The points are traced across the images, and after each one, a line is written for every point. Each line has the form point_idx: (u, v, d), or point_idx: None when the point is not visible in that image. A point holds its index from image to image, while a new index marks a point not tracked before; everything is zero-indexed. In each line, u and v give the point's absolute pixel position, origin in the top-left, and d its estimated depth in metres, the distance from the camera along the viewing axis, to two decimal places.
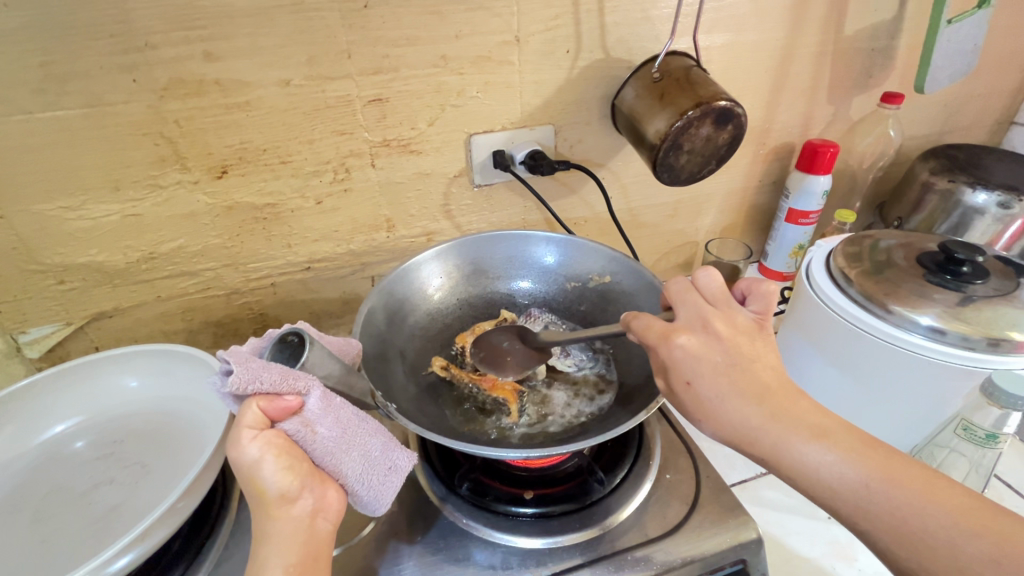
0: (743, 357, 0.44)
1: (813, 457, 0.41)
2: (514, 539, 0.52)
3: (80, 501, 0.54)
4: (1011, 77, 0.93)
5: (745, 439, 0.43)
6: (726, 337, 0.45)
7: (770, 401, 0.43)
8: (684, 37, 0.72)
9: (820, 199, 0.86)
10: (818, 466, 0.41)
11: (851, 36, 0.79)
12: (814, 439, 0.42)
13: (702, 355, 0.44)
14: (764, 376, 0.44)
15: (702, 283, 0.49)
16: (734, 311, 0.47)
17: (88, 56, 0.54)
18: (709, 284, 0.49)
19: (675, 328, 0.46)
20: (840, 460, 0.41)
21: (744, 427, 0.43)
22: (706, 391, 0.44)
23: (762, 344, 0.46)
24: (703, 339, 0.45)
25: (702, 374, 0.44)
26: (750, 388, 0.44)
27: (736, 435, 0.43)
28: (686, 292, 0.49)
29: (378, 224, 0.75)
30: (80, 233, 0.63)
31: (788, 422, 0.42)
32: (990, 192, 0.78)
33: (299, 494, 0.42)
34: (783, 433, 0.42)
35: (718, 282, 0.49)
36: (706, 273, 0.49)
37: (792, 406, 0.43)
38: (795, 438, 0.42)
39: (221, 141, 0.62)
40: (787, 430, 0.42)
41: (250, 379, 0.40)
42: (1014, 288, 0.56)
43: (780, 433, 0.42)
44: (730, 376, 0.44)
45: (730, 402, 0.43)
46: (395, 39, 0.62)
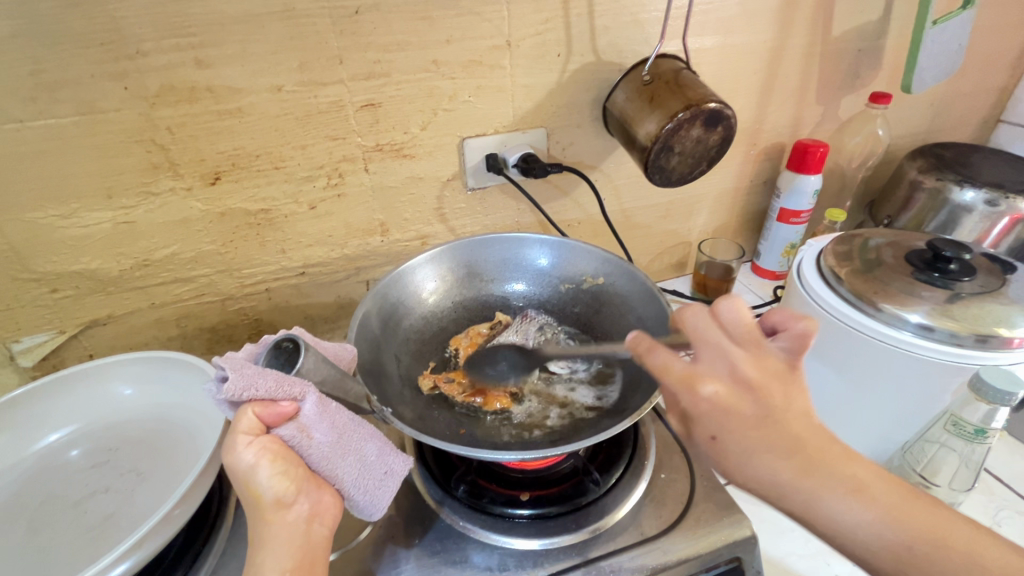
0: (773, 408, 0.39)
1: (847, 513, 0.39)
2: (511, 541, 0.53)
3: (75, 510, 0.54)
4: (996, 76, 0.94)
5: (773, 492, 0.39)
6: (755, 387, 0.39)
7: (803, 453, 0.39)
8: (673, 40, 0.73)
9: (810, 198, 0.87)
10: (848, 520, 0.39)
11: (838, 37, 0.80)
12: (851, 496, 0.39)
13: (731, 408, 0.39)
14: (797, 425, 0.39)
15: (726, 316, 0.43)
16: (764, 353, 0.41)
17: (79, 64, 0.54)
18: (734, 318, 0.42)
19: (699, 373, 0.40)
20: (871, 518, 0.39)
21: (775, 483, 0.39)
22: (736, 446, 0.39)
23: (796, 391, 0.40)
24: (731, 388, 0.39)
25: (729, 429, 0.39)
26: (782, 441, 0.39)
27: (765, 490, 0.39)
28: (709, 329, 0.42)
29: (372, 229, 0.75)
30: (72, 242, 0.63)
31: (822, 477, 0.39)
32: (977, 190, 0.79)
33: (294, 499, 0.42)
34: (816, 489, 0.39)
35: (744, 315, 0.43)
36: (729, 304, 0.43)
37: (825, 457, 0.40)
38: (827, 493, 0.39)
39: (213, 147, 0.62)
40: (819, 485, 0.39)
41: (245, 386, 0.40)
42: (1000, 284, 0.57)
43: (813, 491, 0.39)
44: (762, 430, 0.39)
45: (759, 457, 0.39)
46: (386, 45, 0.62)
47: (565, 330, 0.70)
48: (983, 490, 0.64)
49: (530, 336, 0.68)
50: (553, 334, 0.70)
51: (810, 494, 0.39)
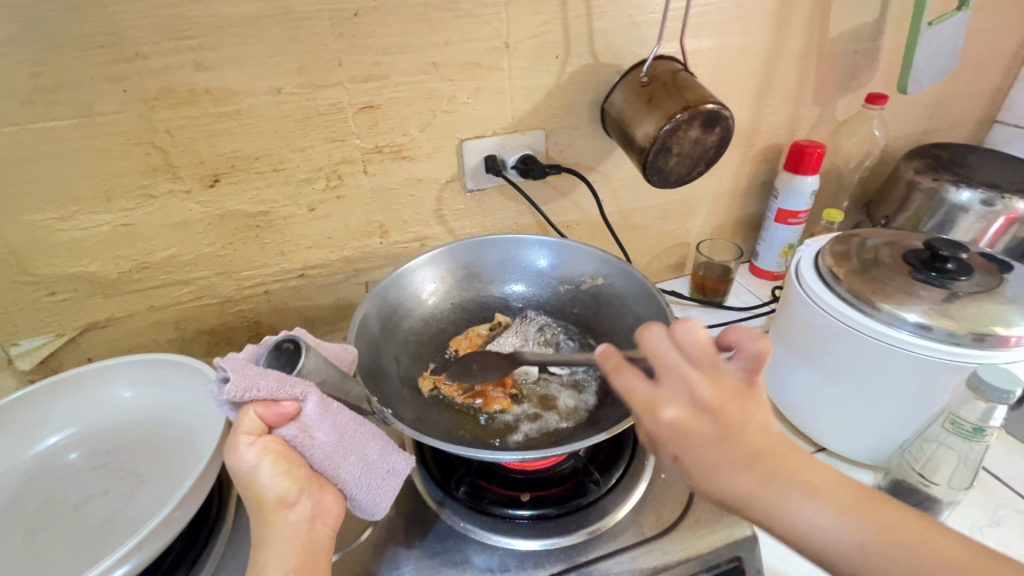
0: (733, 428, 0.39)
1: (811, 516, 0.38)
2: (512, 542, 0.53)
3: (74, 513, 0.53)
4: (992, 77, 0.94)
5: (734, 504, 0.40)
6: (715, 409, 0.39)
7: (763, 464, 0.39)
8: (671, 41, 0.73)
9: (808, 198, 0.87)
10: (811, 525, 0.38)
11: (835, 39, 0.80)
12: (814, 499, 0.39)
13: (689, 430, 0.39)
14: (756, 436, 0.39)
15: (682, 339, 0.40)
16: (721, 374, 0.40)
17: (78, 67, 0.54)
18: (692, 341, 0.40)
19: (660, 400, 0.40)
20: (835, 520, 0.38)
21: (736, 493, 0.39)
22: (698, 464, 0.39)
23: (754, 408, 0.40)
24: (690, 410, 0.39)
25: (690, 450, 0.39)
26: (740, 454, 0.39)
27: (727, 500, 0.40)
28: (667, 353, 0.40)
29: (371, 230, 0.75)
30: (70, 244, 0.63)
31: (782, 483, 0.39)
32: (973, 190, 0.79)
33: (297, 499, 0.43)
34: (777, 499, 0.39)
35: (703, 336, 0.40)
36: (686, 326, 0.40)
37: (786, 465, 0.39)
38: (787, 499, 0.39)
39: (212, 150, 0.62)
40: (780, 491, 0.39)
41: (247, 387, 0.40)
42: (997, 283, 0.58)
43: (774, 498, 0.39)
44: (722, 448, 0.39)
45: (720, 472, 0.39)
46: (384, 47, 0.62)
47: (565, 330, 0.70)
48: (981, 488, 0.64)
49: (529, 336, 0.68)
50: (553, 334, 0.69)
51: (771, 500, 0.39)
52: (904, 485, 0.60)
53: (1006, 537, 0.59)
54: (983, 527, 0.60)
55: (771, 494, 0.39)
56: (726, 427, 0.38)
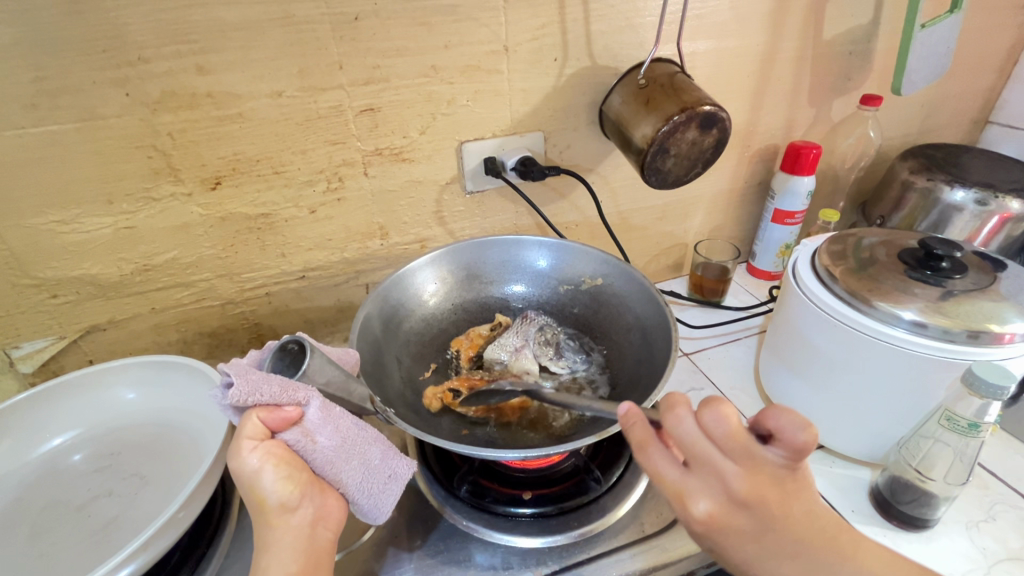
0: (771, 521, 0.37)
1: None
2: (514, 540, 0.53)
3: (78, 514, 0.54)
4: (984, 78, 0.95)
5: None
6: (751, 504, 0.36)
7: (806, 549, 0.38)
8: (667, 44, 0.74)
9: (804, 199, 0.88)
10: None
11: (829, 41, 0.81)
12: None
13: (724, 522, 0.38)
14: (797, 524, 0.37)
15: (713, 429, 0.37)
16: (758, 466, 0.37)
17: (80, 71, 0.54)
18: (724, 430, 0.37)
19: (690, 490, 0.38)
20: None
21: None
22: (735, 553, 0.38)
23: (794, 496, 0.37)
24: (723, 502, 0.37)
25: (727, 542, 0.38)
26: (781, 545, 0.37)
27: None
28: (696, 444, 0.37)
29: (371, 232, 0.75)
30: (72, 247, 0.63)
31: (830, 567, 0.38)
32: (967, 190, 0.80)
33: (299, 504, 0.43)
34: None
35: (733, 424, 0.37)
36: (714, 415, 0.37)
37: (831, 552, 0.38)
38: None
39: (214, 153, 0.63)
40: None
41: (251, 392, 0.40)
42: (991, 281, 0.59)
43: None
44: (761, 540, 0.37)
45: (761, 563, 0.38)
46: (384, 50, 0.63)
47: (565, 330, 0.70)
48: (977, 484, 0.65)
49: (530, 336, 0.67)
50: (553, 335, 0.69)
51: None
52: (901, 481, 0.61)
53: (1002, 532, 0.60)
54: (979, 522, 0.61)
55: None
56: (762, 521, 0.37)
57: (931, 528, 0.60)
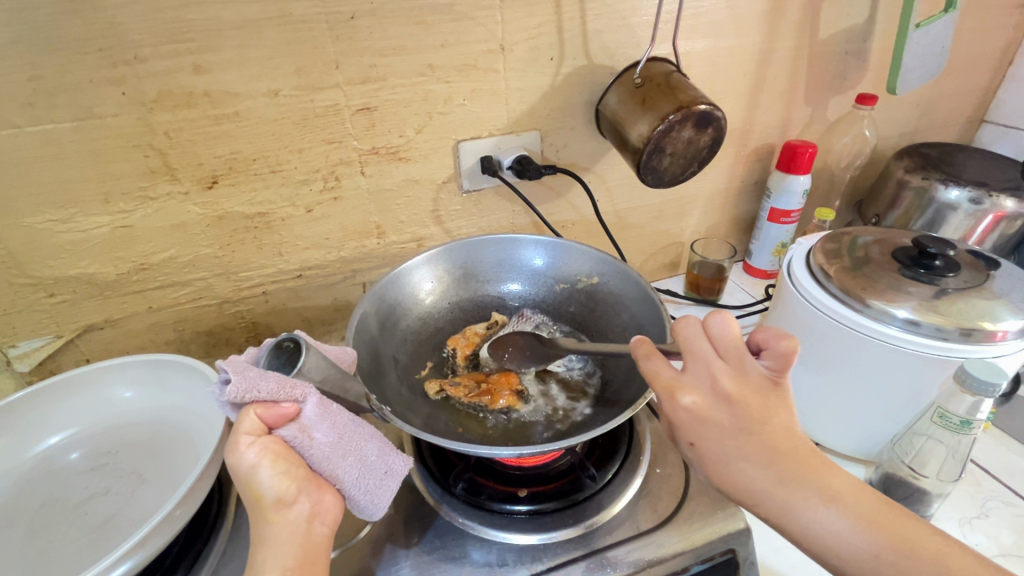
0: (751, 420, 0.40)
1: (824, 525, 0.38)
2: (509, 537, 0.53)
3: (75, 512, 0.54)
4: (979, 78, 0.96)
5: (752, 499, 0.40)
6: (736, 400, 0.40)
7: (781, 460, 0.40)
8: (663, 43, 0.74)
9: (800, 198, 0.88)
10: (828, 537, 0.38)
11: (825, 40, 0.82)
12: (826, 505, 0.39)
13: (707, 416, 0.41)
14: (777, 431, 0.40)
15: (716, 331, 0.43)
16: (746, 369, 0.41)
17: (77, 70, 0.54)
18: (725, 334, 0.42)
19: (682, 384, 0.42)
20: (850, 529, 0.38)
21: (752, 489, 0.40)
22: (714, 451, 0.41)
23: (777, 405, 0.41)
24: (708, 397, 0.41)
25: (706, 437, 0.41)
26: (759, 447, 0.40)
27: (741, 497, 0.41)
28: (696, 342, 0.42)
29: (368, 231, 0.76)
30: (69, 246, 0.63)
31: (808, 489, 0.39)
32: (961, 189, 0.81)
33: (295, 499, 0.43)
34: (790, 498, 0.39)
35: (733, 330, 0.42)
36: (719, 320, 0.43)
37: (805, 469, 0.40)
38: (811, 513, 0.39)
39: (210, 152, 0.63)
40: (804, 497, 0.39)
41: (248, 388, 0.41)
42: (983, 279, 0.59)
43: (798, 508, 0.39)
44: (739, 438, 0.40)
45: (736, 464, 0.40)
46: (381, 49, 0.63)
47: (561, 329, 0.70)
48: (969, 481, 0.65)
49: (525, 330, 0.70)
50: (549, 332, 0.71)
51: (794, 510, 0.39)
52: (895, 478, 0.61)
53: (995, 528, 0.60)
54: (972, 518, 0.61)
55: (798, 502, 0.39)
56: (743, 417, 0.40)
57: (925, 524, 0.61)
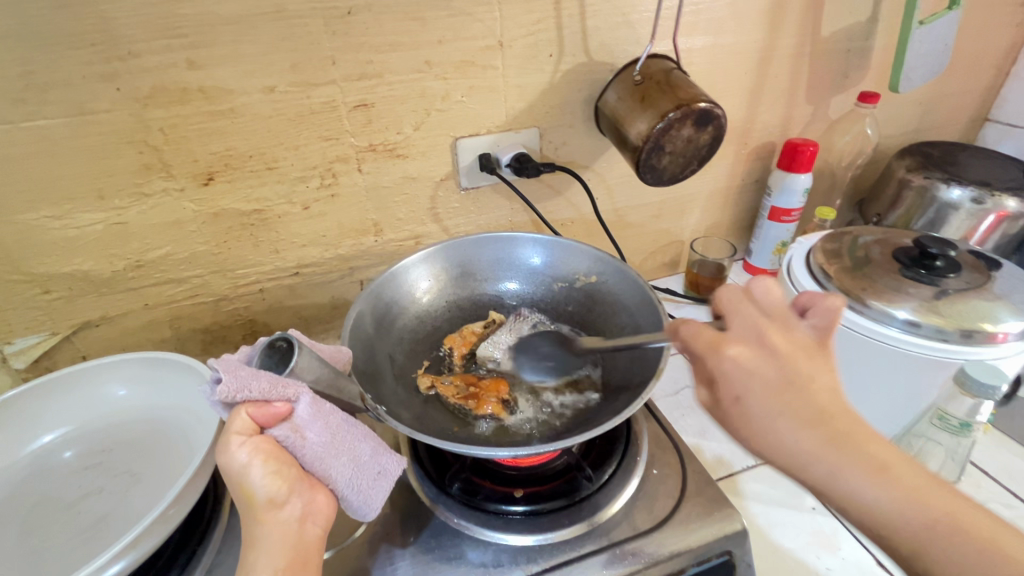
0: (801, 376, 0.39)
1: (867, 495, 0.37)
2: (506, 537, 0.53)
3: (69, 511, 0.53)
4: (982, 76, 0.95)
5: (797, 465, 0.38)
6: (783, 354, 0.40)
7: (831, 423, 0.38)
8: (664, 40, 0.73)
9: (801, 196, 0.88)
10: (870, 506, 0.37)
11: (826, 38, 0.81)
12: (874, 476, 0.37)
13: (754, 369, 0.39)
14: (826, 390, 0.39)
15: (760, 291, 0.43)
16: (794, 327, 0.41)
17: (71, 65, 0.54)
18: (770, 294, 0.43)
19: (727, 338, 0.41)
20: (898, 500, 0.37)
21: (798, 453, 0.38)
22: (760, 408, 0.39)
23: (825, 365, 0.40)
24: (754, 349, 0.40)
25: (754, 391, 0.39)
26: (808, 405, 0.38)
27: (783, 464, 0.39)
28: (741, 301, 0.42)
29: (365, 229, 0.75)
30: (64, 243, 0.63)
31: (855, 455, 0.37)
32: (964, 188, 0.80)
33: (287, 499, 0.43)
34: (840, 464, 0.37)
35: (777, 291, 0.43)
36: (763, 280, 0.43)
37: (855, 434, 0.38)
38: (858, 481, 0.37)
39: (205, 148, 0.62)
40: (851, 464, 0.37)
41: (239, 388, 0.40)
42: (985, 280, 0.58)
43: (845, 474, 0.37)
44: (788, 394, 0.38)
45: (782, 423, 0.38)
46: (378, 45, 0.63)
47: (559, 328, 0.70)
48: (969, 483, 0.65)
49: (522, 333, 0.67)
50: (546, 332, 0.69)
51: (839, 478, 0.37)
52: None
53: None
54: None
55: (846, 469, 0.37)
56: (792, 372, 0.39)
57: None
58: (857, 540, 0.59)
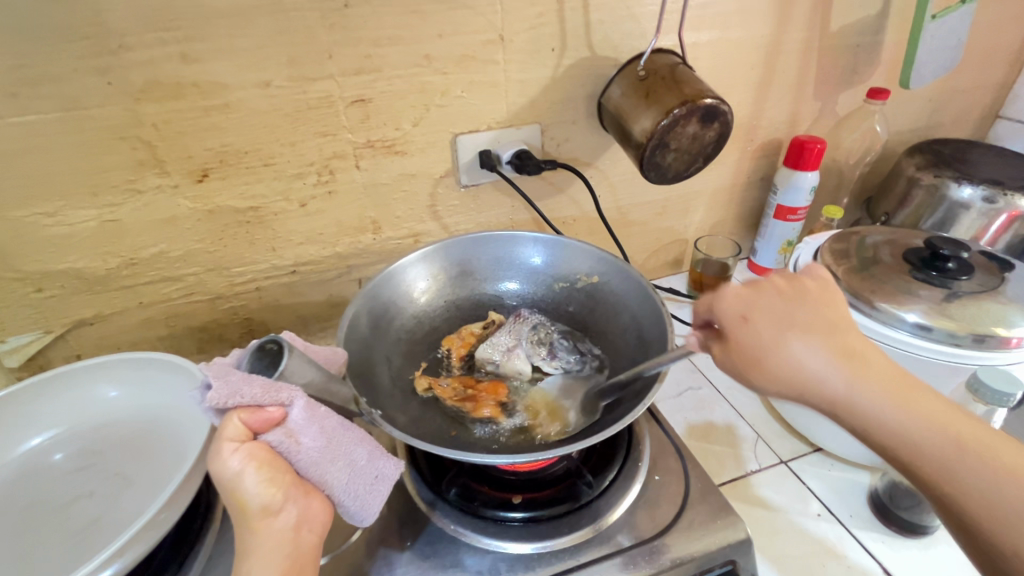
0: (800, 300, 0.45)
1: (885, 416, 0.41)
2: (504, 545, 0.52)
3: (59, 515, 0.53)
4: (994, 72, 0.93)
5: (812, 380, 0.42)
6: (784, 287, 0.46)
7: (839, 340, 0.43)
8: (669, 34, 0.72)
9: (807, 194, 0.86)
10: (888, 422, 0.41)
11: (836, 32, 0.79)
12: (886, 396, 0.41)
13: (756, 297, 0.46)
14: (835, 317, 0.44)
15: None
16: (800, 274, 0.48)
17: (61, 59, 0.52)
18: None
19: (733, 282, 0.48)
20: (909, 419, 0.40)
21: (810, 365, 0.42)
22: (765, 323, 0.44)
23: (826, 299, 0.46)
24: (757, 284, 0.47)
25: (758, 310, 0.45)
26: (817, 324, 0.43)
27: (799, 383, 0.43)
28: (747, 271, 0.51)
29: (363, 226, 0.74)
30: (57, 240, 0.62)
31: (868, 373, 0.42)
32: (975, 187, 0.79)
33: (281, 506, 0.41)
34: (852, 377, 0.42)
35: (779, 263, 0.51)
36: None
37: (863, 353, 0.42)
38: (870, 395, 0.41)
39: (200, 144, 0.61)
40: (864, 379, 0.41)
41: (230, 394, 0.39)
42: (998, 283, 0.57)
43: (861, 389, 0.41)
44: (790, 310, 0.44)
45: (792, 335, 0.43)
46: (376, 39, 0.61)
47: (559, 328, 0.68)
48: None
49: (522, 336, 0.65)
50: (546, 334, 0.67)
51: (855, 392, 0.41)
52: (901, 487, 0.59)
53: None
54: None
55: (861, 384, 0.41)
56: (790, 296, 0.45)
57: (932, 536, 0.59)
58: (863, 547, 0.58)
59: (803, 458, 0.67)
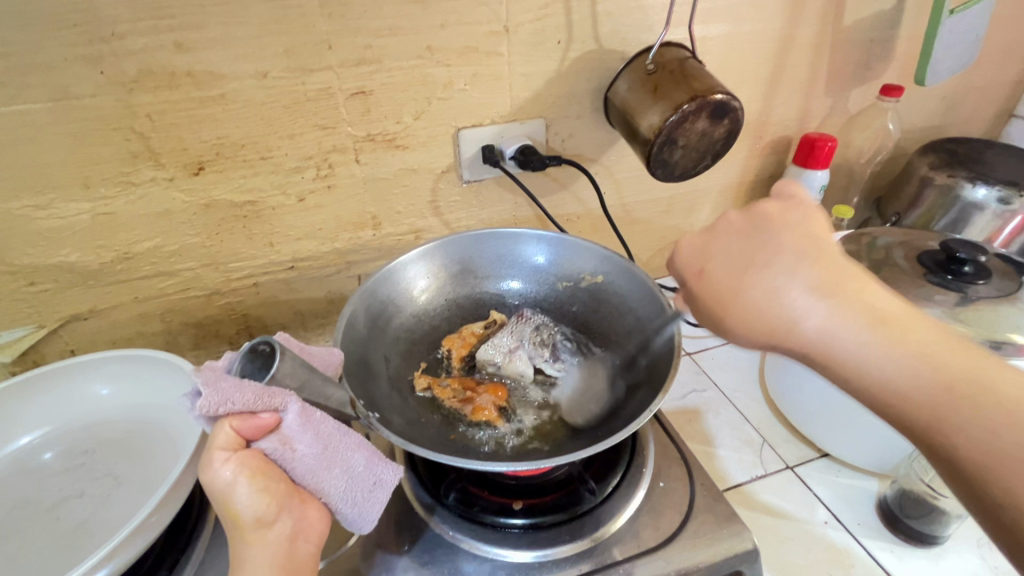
0: (756, 237, 0.43)
1: (872, 363, 0.38)
2: (503, 553, 0.51)
3: (48, 516, 0.51)
4: (1011, 69, 0.91)
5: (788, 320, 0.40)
6: (741, 226, 0.44)
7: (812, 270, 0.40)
8: (678, 28, 0.70)
9: (817, 194, 0.84)
10: (873, 365, 0.38)
11: (849, 27, 0.77)
12: (873, 334, 0.38)
13: (711, 241, 0.45)
14: (803, 244, 0.41)
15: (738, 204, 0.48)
16: (759, 202, 0.45)
17: (51, 46, 0.51)
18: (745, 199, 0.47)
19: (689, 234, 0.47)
20: (895, 362, 0.38)
21: (779, 301, 0.40)
22: (720, 274, 0.43)
23: (788, 230, 0.42)
24: (713, 228, 0.45)
25: (711, 260, 0.44)
26: (782, 257, 0.41)
27: (771, 326, 0.41)
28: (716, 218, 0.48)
29: (363, 222, 0.72)
30: (49, 234, 0.60)
31: (844, 302, 0.39)
32: (990, 188, 0.77)
33: (276, 517, 0.40)
34: (835, 310, 0.39)
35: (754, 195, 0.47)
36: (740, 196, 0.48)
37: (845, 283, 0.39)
38: (854, 331, 0.38)
39: (195, 137, 0.59)
40: (844, 314, 0.39)
41: (221, 402, 0.38)
42: (1015, 288, 0.56)
43: (838, 322, 0.39)
44: (746, 251, 0.43)
45: (753, 278, 0.41)
46: (377, 29, 0.59)
47: (562, 330, 0.67)
48: None
49: (524, 337, 0.64)
50: (549, 335, 0.65)
51: (835, 328, 0.39)
52: (911, 496, 0.58)
53: None
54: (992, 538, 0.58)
55: (841, 317, 0.39)
56: (745, 233, 0.43)
57: (942, 544, 0.58)
58: (871, 556, 0.57)
59: (809, 464, 0.66)
